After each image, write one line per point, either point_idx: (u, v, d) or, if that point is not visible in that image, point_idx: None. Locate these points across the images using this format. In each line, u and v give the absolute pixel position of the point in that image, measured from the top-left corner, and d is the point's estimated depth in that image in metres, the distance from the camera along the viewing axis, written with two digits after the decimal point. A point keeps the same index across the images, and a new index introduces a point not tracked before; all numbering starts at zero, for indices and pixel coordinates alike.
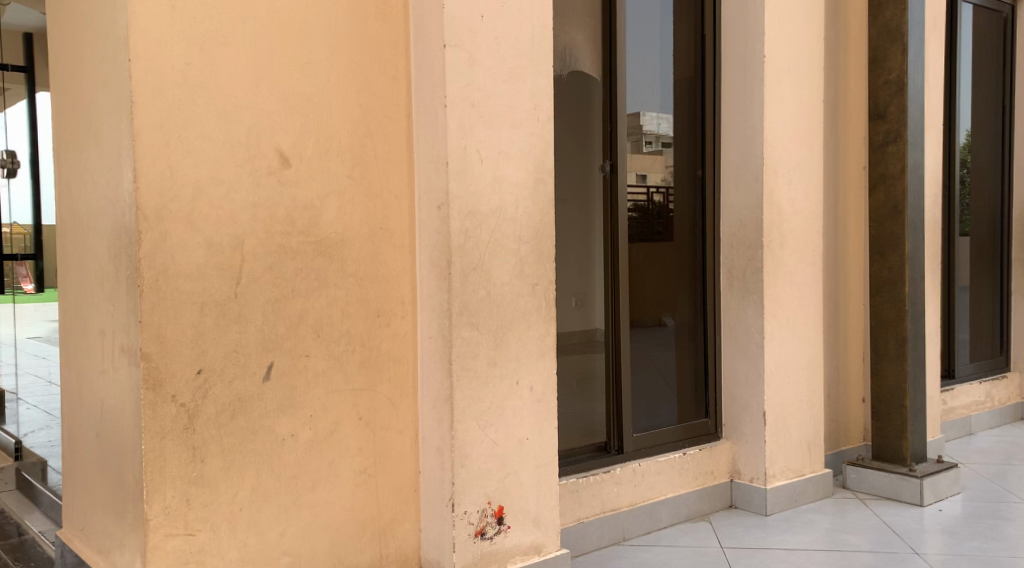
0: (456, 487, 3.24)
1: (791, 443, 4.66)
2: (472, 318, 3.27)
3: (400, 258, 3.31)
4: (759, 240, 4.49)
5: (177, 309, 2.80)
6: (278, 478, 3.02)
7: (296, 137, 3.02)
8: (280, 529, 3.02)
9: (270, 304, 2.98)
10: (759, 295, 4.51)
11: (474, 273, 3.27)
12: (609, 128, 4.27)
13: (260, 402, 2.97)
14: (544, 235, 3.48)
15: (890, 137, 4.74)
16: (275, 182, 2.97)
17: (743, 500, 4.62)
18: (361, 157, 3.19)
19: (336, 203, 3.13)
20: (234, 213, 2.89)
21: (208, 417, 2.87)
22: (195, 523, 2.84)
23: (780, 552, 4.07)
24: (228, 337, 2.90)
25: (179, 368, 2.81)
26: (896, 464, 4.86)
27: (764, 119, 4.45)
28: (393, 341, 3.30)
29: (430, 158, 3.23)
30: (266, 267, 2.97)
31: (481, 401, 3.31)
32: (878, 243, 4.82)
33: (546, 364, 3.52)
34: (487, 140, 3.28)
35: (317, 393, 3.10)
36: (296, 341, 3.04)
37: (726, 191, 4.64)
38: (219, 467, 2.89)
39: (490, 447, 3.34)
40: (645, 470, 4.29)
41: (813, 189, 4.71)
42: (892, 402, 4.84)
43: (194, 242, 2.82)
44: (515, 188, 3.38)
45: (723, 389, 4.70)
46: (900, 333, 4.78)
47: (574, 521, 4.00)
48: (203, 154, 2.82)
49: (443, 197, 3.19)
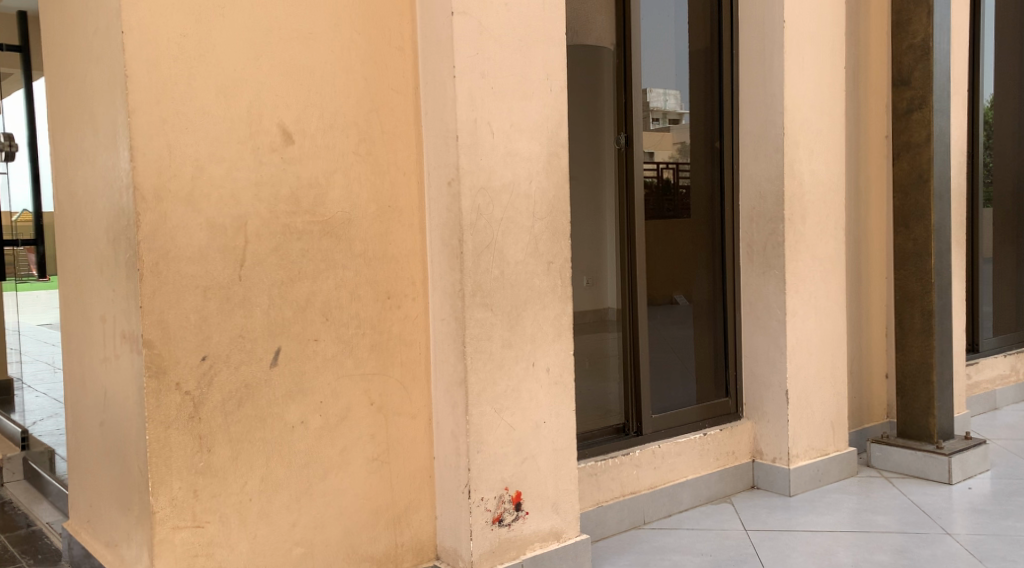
0: (472, 474, 3.14)
1: (814, 421, 4.53)
2: (486, 298, 3.15)
3: (409, 237, 3.19)
4: (780, 213, 4.35)
5: (179, 293, 2.69)
6: (288, 467, 2.91)
7: (299, 112, 2.90)
8: (292, 519, 2.92)
9: (276, 287, 2.87)
10: (781, 270, 4.37)
11: (487, 252, 3.15)
12: (623, 99, 4.11)
13: (268, 388, 2.86)
14: (558, 211, 3.36)
15: (915, 103, 4.58)
16: (278, 160, 2.85)
17: (766, 480, 4.51)
18: (367, 132, 3.06)
19: (342, 181, 3.00)
20: (235, 192, 2.77)
21: (214, 405, 2.76)
22: (204, 515, 2.75)
23: (805, 534, 3.95)
24: (232, 322, 2.79)
25: (183, 355, 2.70)
26: (922, 441, 4.73)
27: (785, 86, 4.29)
28: (404, 323, 3.18)
29: (439, 133, 3.11)
30: (270, 248, 2.85)
31: (497, 385, 3.20)
32: (903, 214, 4.67)
33: (563, 345, 3.40)
34: (497, 112, 3.14)
35: (326, 378, 2.99)
36: (304, 325, 2.93)
37: (746, 161, 4.49)
38: (227, 457, 2.79)
39: (506, 432, 3.23)
40: (666, 452, 4.17)
41: (835, 160, 4.56)
42: (917, 378, 4.71)
43: (195, 223, 2.70)
44: (528, 162, 3.25)
45: (744, 367, 4.57)
46: (926, 307, 4.65)
47: (593, 505, 3.89)
48: (202, 131, 2.70)
49: (453, 171, 3.07)
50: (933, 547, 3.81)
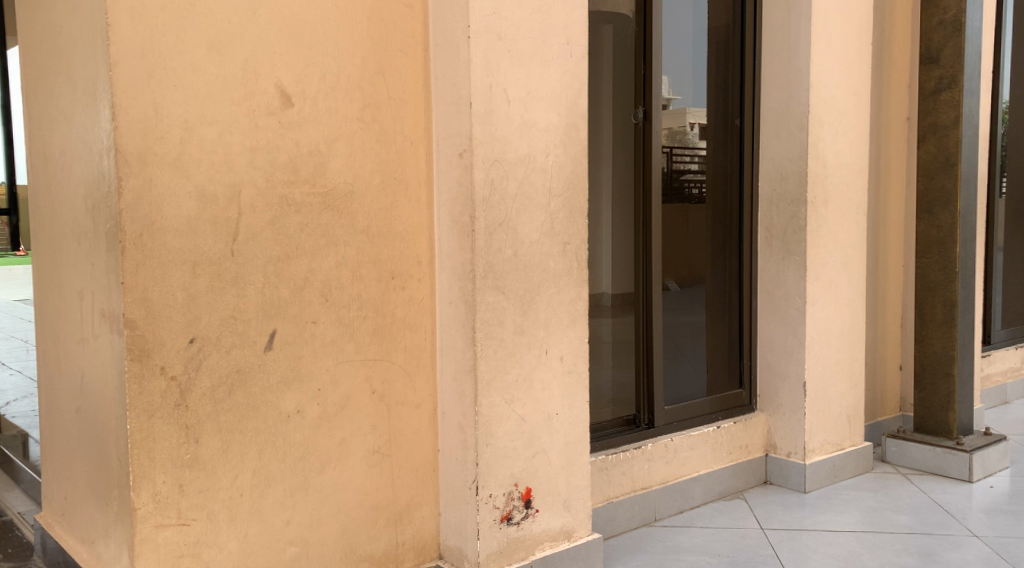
0: (480, 469, 2.91)
1: (830, 415, 4.33)
2: (498, 280, 2.92)
3: (416, 213, 2.95)
4: (802, 196, 4.13)
5: (165, 268, 2.42)
6: (282, 460, 2.67)
7: (299, 72, 2.64)
8: (285, 517, 2.69)
9: (271, 264, 2.62)
10: (801, 257, 4.15)
11: (500, 231, 2.91)
12: (642, 71, 3.87)
13: (261, 374, 2.61)
14: (576, 188, 3.12)
15: (944, 82, 4.36)
16: (275, 124, 2.60)
17: (780, 476, 4.31)
18: (373, 97, 2.81)
19: (344, 149, 2.75)
20: (229, 158, 2.51)
21: (202, 392, 2.51)
22: (190, 512, 2.49)
23: (825, 534, 3.75)
24: (224, 301, 2.53)
25: (169, 337, 2.44)
26: (940, 437, 4.54)
27: (811, 60, 4.06)
28: (409, 307, 2.95)
29: (451, 99, 2.86)
30: (266, 221, 2.59)
31: (508, 374, 2.97)
32: (927, 199, 4.46)
33: (577, 332, 3.17)
34: (514, 79, 2.90)
35: (325, 364, 2.75)
36: (301, 306, 2.69)
37: (767, 140, 4.25)
38: (216, 449, 2.54)
39: (516, 424, 3.00)
40: (678, 445, 3.96)
41: (859, 142, 4.34)
42: (937, 371, 4.52)
43: (184, 190, 2.44)
44: (545, 134, 3.00)
45: (758, 356, 4.35)
46: (949, 298, 4.44)
47: (603, 501, 3.67)
48: (192, 89, 2.43)
49: (466, 142, 2.82)
50: (962, 550, 3.61)
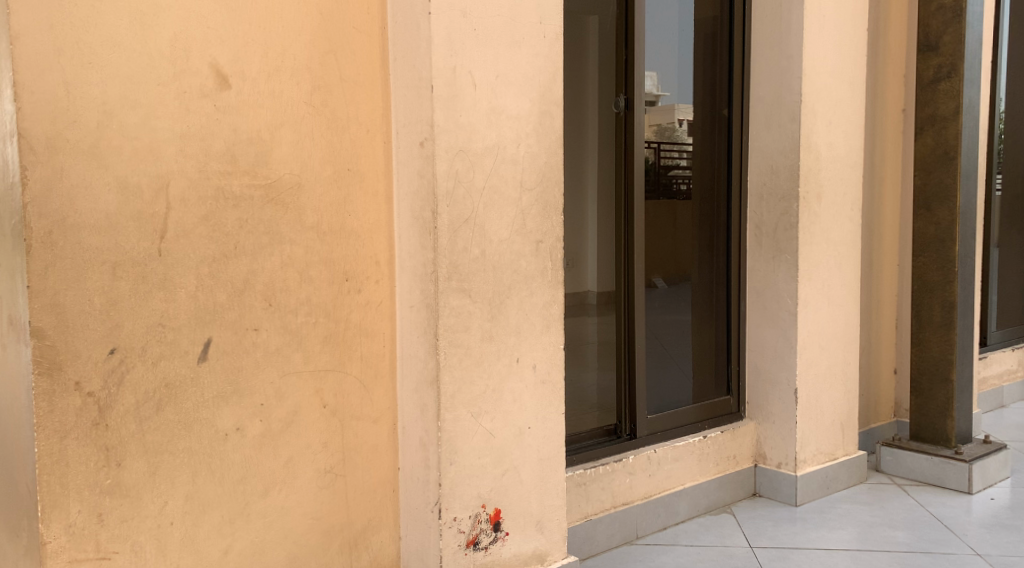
0: (443, 490, 2.64)
1: (823, 423, 4.08)
2: (463, 282, 2.65)
3: (372, 207, 2.67)
4: (794, 191, 3.87)
5: (81, 270, 2.14)
6: (219, 483, 2.40)
7: (237, 50, 2.36)
8: (223, 546, 2.41)
9: (205, 264, 2.34)
10: (792, 256, 3.90)
11: (465, 227, 2.63)
12: (623, 56, 3.59)
13: (194, 388, 2.34)
14: (551, 180, 2.84)
15: (943, 71, 4.12)
16: (209, 108, 2.32)
17: (770, 488, 4.06)
18: (323, 79, 2.53)
19: (291, 136, 2.48)
20: (155, 145, 2.23)
21: (125, 409, 2.23)
22: (111, 545, 2.21)
23: (818, 553, 3.50)
24: (150, 307, 2.25)
25: (86, 348, 2.15)
26: (939, 446, 4.29)
27: (804, 46, 3.80)
28: (365, 311, 2.68)
29: (411, 83, 2.59)
30: (199, 217, 2.32)
31: (474, 385, 2.70)
32: (925, 194, 4.21)
33: (552, 338, 2.90)
34: (480, 60, 2.62)
35: (268, 376, 2.48)
36: (240, 311, 2.41)
37: (756, 131, 4.00)
38: (142, 472, 2.26)
39: (484, 440, 2.73)
40: (662, 457, 3.70)
41: (854, 134, 4.09)
42: (935, 376, 4.28)
43: (102, 182, 2.16)
44: (516, 122, 2.73)
45: (747, 361, 4.11)
46: (948, 299, 4.20)
47: (580, 519, 3.40)
48: (111, 67, 2.15)
49: (427, 130, 2.55)
50: None
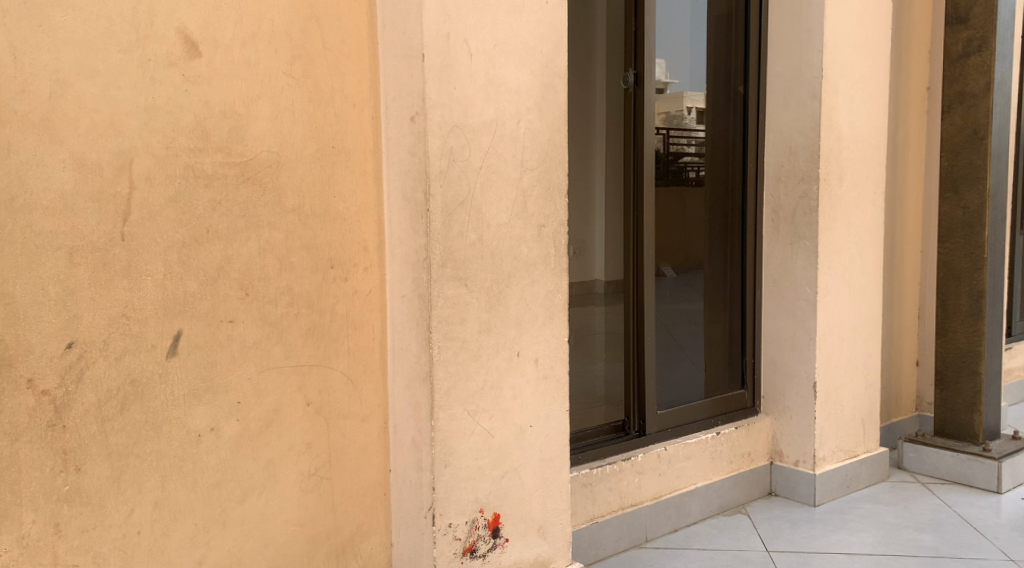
0: (437, 495, 2.44)
1: (843, 418, 3.87)
2: (459, 270, 2.44)
3: (359, 188, 2.46)
4: (814, 172, 3.65)
5: (33, 255, 1.95)
6: (192, 489, 2.20)
7: (208, 14, 2.16)
8: (197, 556, 2.22)
9: (175, 250, 2.14)
10: (812, 242, 3.68)
11: (461, 210, 2.42)
12: (631, 27, 3.36)
13: (164, 385, 2.14)
14: (554, 160, 2.62)
15: (973, 45, 3.88)
16: (178, 78, 2.12)
17: (786, 487, 3.85)
18: (304, 48, 2.33)
19: (268, 110, 2.27)
20: (116, 119, 2.04)
21: (86, 409, 2.03)
22: (70, 557, 2.03)
23: (839, 557, 3.29)
24: (113, 296, 2.06)
25: (39, 342, 1.97)
26: (966, 442, 4.07)
27: (825, 18, 3.57)
28: (353, 301, 2.47)
29: (401, 52, 2.38)
30: (167, 198, 2.12)
31: (471, 381, 2.49)
32: (952, 176, 3.98)
33: (555, 330, 2.68)
34: (477, 27, 2.41)
35: (246, 372, 2.28)
36: (214, 301, 2.21)
37: (773, 110, 3.78)
38: (105, 478, 2.06)
39: (482, 440, 2.53)
40: (673, 455, 3.49)
41: (877, 112, 3.86)
42: (961, 369, 4.05)
43: (56, 158, 1.96)
44: (517, 96, 2.51)
45: (763, 353, 3.89)
46: (975, 288, 3.97)
47: (586, 521, 3.20)
48: (64, 31, 1.96)
49: (418, 103, 2.34)
50: None
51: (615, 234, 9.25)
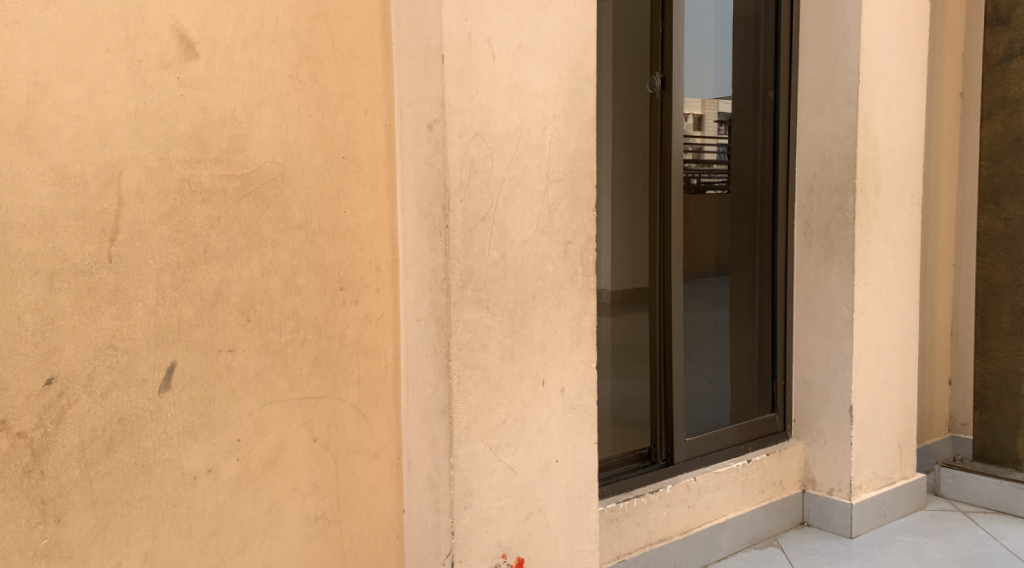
0: (456, 540, 2.22)
1: (879, 442, 3.64)
2: (480, 291, 2.22)
3: (371, 202, 2.25)
4: (850, 182, 3.44)
5: (6, 280, 1.73)
6: (187, 538, 1.98)
7: (206, 10, 1.95)
8: None
9: (168, 272, 1.92)
10: (848, 257, 3.46)
11: (483, 226, 2.21)
12: (659, 28, 3.15)
13: (156, 423, 1.92)
14: (582, 170, 2.41)
15: (1015, 48, 3.67)
16: (173, 81, 1.91)
17: (820, 516, 3.62)
18: (311, 49, 2.11)
19: (272, 116, 2.06)
20: (103, 127, 1.82)
21: (68, 452, 1.81)
22: None
23: None
24: (99, 325, 1.84)
25: (14, 378, 1.75)
26: (1008, 468, 3.84)
27: (862, 19, 3.36)
28: (364, 327, 2.25)
29: (418, 53, 2.17)
30: (160, 215, 1.91)
31: (493, 414, 2.27)
32: (992, 186, 3.77)
33: (582, 355, 2.46)
34: (502, 25, 2.19)
35: (247, 406, 2.06)
36: (212, 329, 1.99)
37: (806, 117, 3.57)
38: (90, 529, 1.85)
39: (505, 477, 2.30)
40: (703, 485, 3.27)
41: (914, 119, 3.65)
42: (1003, 390, 3.83)
43: (36, 171, 1.75)
44: (543, 101, 2.30)
45: (794, 374, 3.67)
46: (1017, 305, 3.76)
47: (613, 559, 2.97)
48: (45, 28, 1.75)
49: (437, 109, 2.13)
50: None
51: (621, 218, 9.17)
